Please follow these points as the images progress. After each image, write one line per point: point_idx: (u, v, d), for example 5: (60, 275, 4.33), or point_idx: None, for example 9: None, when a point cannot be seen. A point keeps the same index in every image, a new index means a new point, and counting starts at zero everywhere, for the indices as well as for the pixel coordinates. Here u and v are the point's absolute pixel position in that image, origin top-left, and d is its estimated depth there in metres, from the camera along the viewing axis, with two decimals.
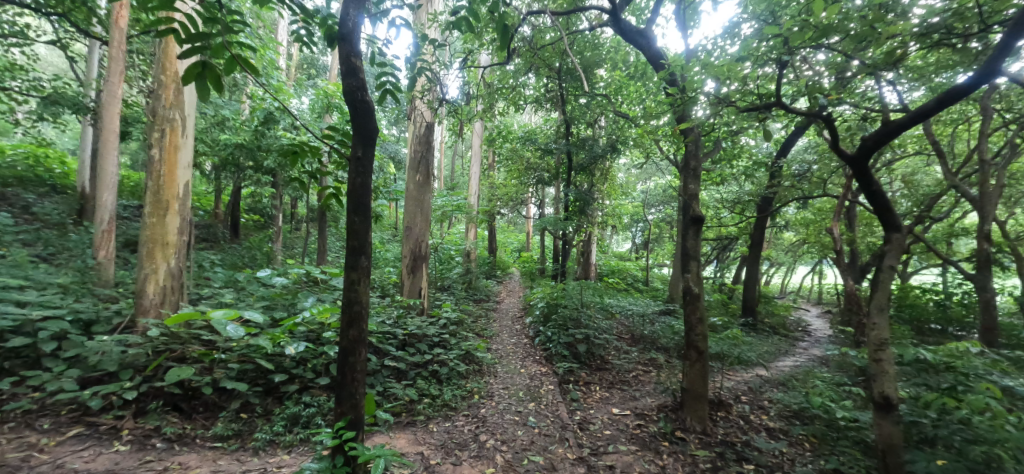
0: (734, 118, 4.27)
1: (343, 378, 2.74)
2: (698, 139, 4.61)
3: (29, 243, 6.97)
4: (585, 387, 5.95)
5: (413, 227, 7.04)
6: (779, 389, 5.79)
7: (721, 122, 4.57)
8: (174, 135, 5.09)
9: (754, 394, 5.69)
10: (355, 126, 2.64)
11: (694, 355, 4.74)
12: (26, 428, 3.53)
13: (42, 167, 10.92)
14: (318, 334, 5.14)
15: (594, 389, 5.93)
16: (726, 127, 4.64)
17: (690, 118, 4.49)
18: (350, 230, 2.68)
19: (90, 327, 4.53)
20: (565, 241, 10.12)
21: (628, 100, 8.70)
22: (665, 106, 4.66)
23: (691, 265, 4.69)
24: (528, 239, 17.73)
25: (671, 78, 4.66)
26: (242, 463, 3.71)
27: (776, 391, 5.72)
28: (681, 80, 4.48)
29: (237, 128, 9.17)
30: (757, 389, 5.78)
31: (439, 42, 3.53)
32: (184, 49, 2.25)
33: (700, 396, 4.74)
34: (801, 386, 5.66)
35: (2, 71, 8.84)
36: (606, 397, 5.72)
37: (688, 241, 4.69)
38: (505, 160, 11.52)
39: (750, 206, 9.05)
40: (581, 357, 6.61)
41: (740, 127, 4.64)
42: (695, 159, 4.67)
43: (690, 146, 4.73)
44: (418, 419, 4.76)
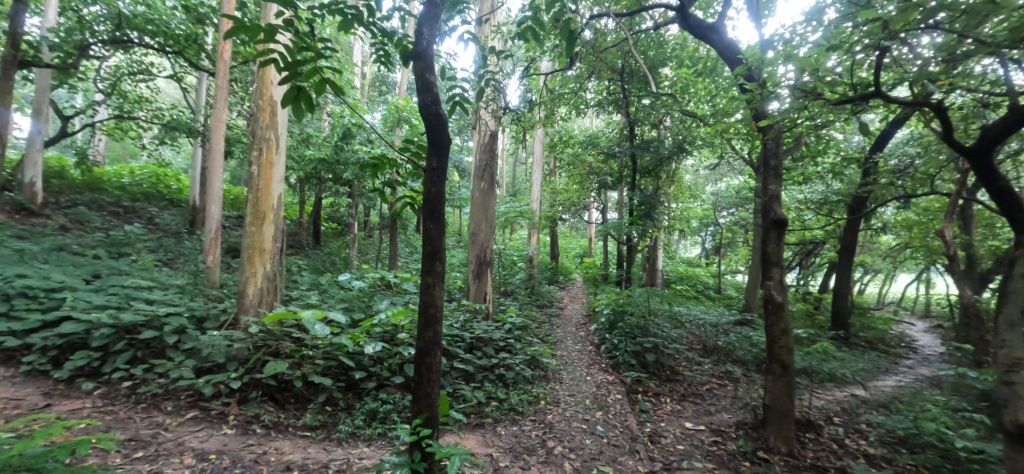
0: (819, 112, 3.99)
1: (420, 378, 2.87)
2: (779, 136, 4.36)
3: (155, 249, 8.04)
4: (655, 398, 5.79)
5: (479, 234, 7.19)
6: (879, 411, 5.25)
7: (804, 117, 4.27)
8: (269, 152, 5.63)
9: (848, 415, 5.21)
10: (429, 138, 2.78)
11: (778, 369, 4.45)
12: (154, 409, 4.06)
13: (162, 184, 12.53)
14: (393, 335, 5.42)
15: (664, 401, 5.75)
16: (809, 121, 4.35)
17: (769, 115, 4.27)
18: (426, 236, 2.81)
19: (203, 324, 5.11)
20: (630, 246, 9.89)
21: (696, 97, 8.39)
22: (740, 103, 4.46)
23: (773, 272, 4.42)
24: (590, 245, 17.52)
25: (749, 74, 4.45)
26: (328, 452, 3.99)
27: (876, 413, 5.18)
28: (759, 75, 4.28)
29: (320, 144, 9.93)
30: (852, 410, 5.28)
31: (503, 52, 3.59)
32: (283, 77, 2.50)
33: (786, 413, 4.43)
34: (906, 409, 5.07)
35: (132, 104, 10.26)
36: (678, 410, 5.53)
37: (769, 245, 4.42)
38: (568, 166, 11.48)
39: (839, 207, 8.32)
40: (650, 367, 6.45)
41: (828, 121, 4.31)
42: (775, 158, 4.41)
43: (769, 144, 4.48)
44: (486, 422, 4.88)
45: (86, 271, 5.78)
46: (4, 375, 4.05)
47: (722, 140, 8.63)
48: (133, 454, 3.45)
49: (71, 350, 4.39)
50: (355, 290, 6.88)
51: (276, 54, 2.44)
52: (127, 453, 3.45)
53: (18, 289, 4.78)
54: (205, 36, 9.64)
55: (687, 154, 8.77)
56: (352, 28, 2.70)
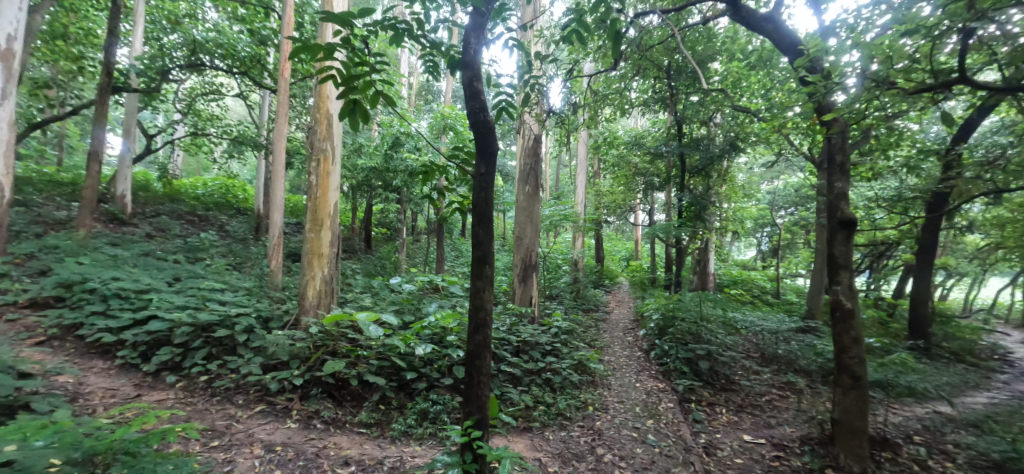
0: (892, 103, 3.71)
1: (471, 380, 2.94)
2: (846, 129, 4.09)
3: (225, 253, 8.70)
4: (709, 408, 5.59)
5: (524, 238, 7.22)
6: (968, 430, 4.75)
7: (874, 109, 3.99)
8: (325, 163, 5.95)
9: (933, 434, 4.74)
10: (477, 144, 2.86)
11: (848, 382, 4.11)
12: (228, 402, 4.39)
13: (230, 194, 13.51)
14: (442, 337, 5.56)
15: (720, 412, 5.54)
16: (879, 112, 4.06)
17: (833, 108, 4.03)
18: (475, 241, 2.89)
19: (268, 324, 5.47)
20: (680, 249, 9.60)
21: (748, 92, 8.06)
22: (799, 96, 4.25)
23: (841, 276, 4.14)
24: (636, 248, 17.19)
25: (811, 65, 4.24)
26: (383, 449, 4.16)
27: (965, 434, 4.69)
28: (822, 66, 4.06)
29: (371, 153, 10.35)
30: (938, 429, 4.80)
31: (547, 56, 3.62)
32: (341, 91, 2.65)
33: (859, 429, 4.10)
34: (1004, 433, 4.55)
35: (204, 122, 11.14)
36: (735, 422, 5.31)
37: (836, 247, 4.16)
38: (612, 167, 11.35)
39: (918, 203, 7.69)
40: (703, 374, 6.25)
41: (901, 111, 4.01)
42: (841, 153, 4.16)
43: (833, 138, 4.24)
44: (534, 426, 4.91)
45: (168, 275, 6.33)
46: (102, 367, 4.51)
47: (778, 135, 8.22)
48: (210, 443, 3.74)
49: (156, 346, 4.82)
50: (405, 292, 7.13)
51: (334, 69, 2.59)
52: (205, 442, 3.74)
53: (113, 290, 5.32)
54: (267, 56, 10.33)
55: (740, 152, 8.41)
56: (403, 42, 2.81)
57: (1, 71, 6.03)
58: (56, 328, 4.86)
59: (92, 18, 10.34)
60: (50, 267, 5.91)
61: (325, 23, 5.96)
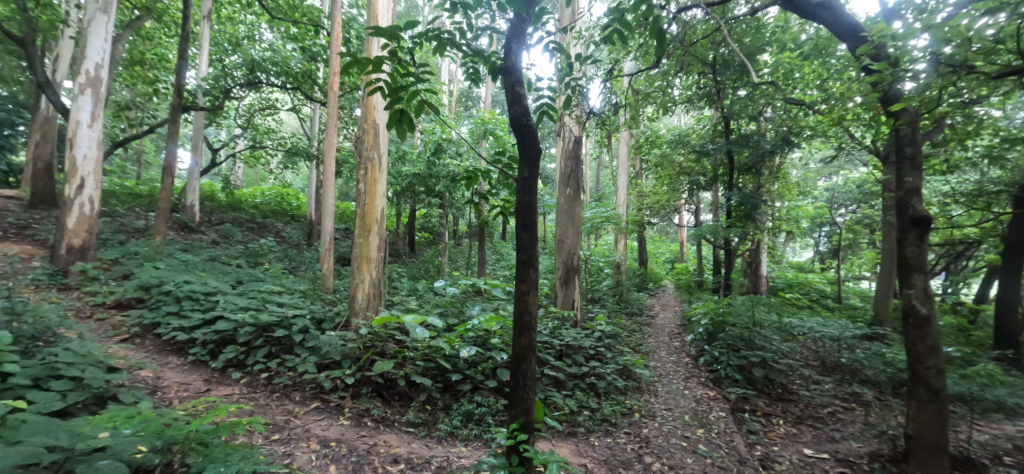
0: (969, 89, 3.41)
1: (517, 383, 2.98)
2: (916, 120, 3.81)
3: (281, 258, 9.19)
4: (764, 419, 5.36)
5: (566, 241, 7.20)
6: None
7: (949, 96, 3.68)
8: (373, 171, 6.19)
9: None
10: (521, 149, 2.90)
11: (924, 394, 3.82)
12: (286, 398, 4.64)
13: (285, 202, 14.27)
14: (485, 340, 5.65)
15: (776, 422, 5.30)
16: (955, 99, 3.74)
17: (900, 97, 3.75)
18: (520, 245, 2.93)
19: (322, 325, 5.75)
20: (729, 250, 9.25)
21: (801, 83, 7.69)
22: (860, 87, 4.00)
23: (913, 278, 3.85)
24: (682, 250, 16.71)
25: (875, 53, 3.96)
26: (430, 449, 4.26)
27: None
28: (887, 52, 3.76)
29: (414, 160, 10.63)
30: None
31: (588, 58, 3.60)
32: (388, 103, 2.77)
33: (937, 447, 3.79)
34: None
35: (261, 135, 11.84)
36: (794, 434, 5.06)
37: (906, 248, 3.88)
38: (655, 167, 11.12)
39: (1001, 198, 7.02)
40: (756, 381, 6.02)
41: (979, 98, 3.68)
42: (911, 145, 3.88)
43: (901, 130, 3.97)
44: (579, 431, 4.89)
45: (232, 278, 6.78)
46: (176, 363, 4.88)
47: (836, 128, 7.76)
48: (272, 437, 3.97)
49: (222, 345, 5.18)
50: (449, 295, 7.28)
51: (381, 82, 2.71)
52: (267, 435, 3.97)
53: (185, 293, 5.77)
54: (318, 71, 10.86)
55: (794, 147, 8.02)
56: (446, 52, 2.89)
57: (90, 95, 6.69)
58: (138, 327, 5.32)
59: (165, 44, 11.28)
60: (132, 271, 6.48)
61: (372, 37, 6.22)
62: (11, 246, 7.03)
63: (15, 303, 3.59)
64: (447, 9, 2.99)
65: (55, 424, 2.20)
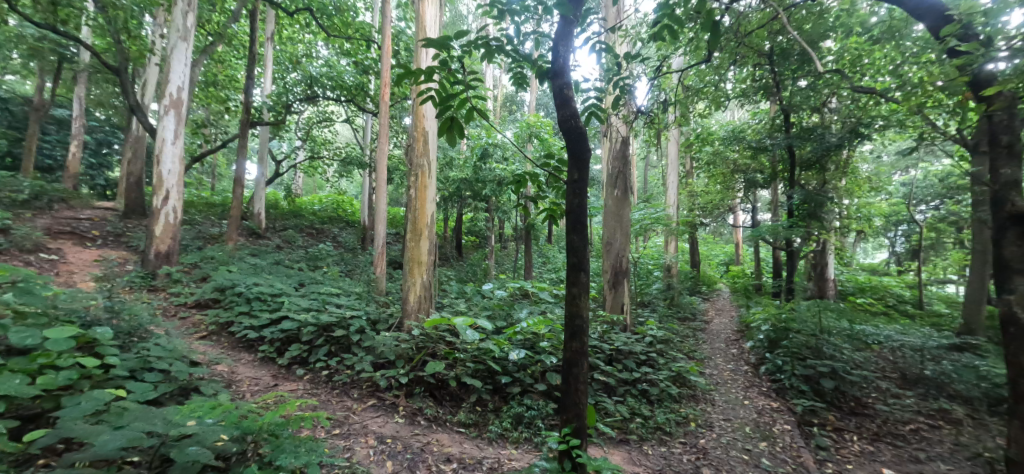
0: None
1: (569, 387, 2.97)
2: (1012, 105, 3.44)
3: (339, 261, 9.64)
4: (834, 432, 5.05)
5: (614, 243, 7.09)
6: None
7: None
8: (423, 177, 6.38)
9: None
10: (570, 152, 2.91)
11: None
12: (345, 395, 4.87)
13: (341, 209, 14.96)
14: (533, 343, 5.68)
15: (848, 436, 4.97)
16: None
17: (992, 79, 3.41)
18: (570, 248, 2.93)
19: (377, 326, 5.98)
20: (791, 251, 8.76)
21: (871, 69, 7.14)
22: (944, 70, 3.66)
23: (1011, 282, 3.50)
24: (738, 251, 16.00)
25: (963, 32, 3.61)
26: (481, 449, 4.33)
27: None
28: (977, 31, 3.44)
29: (461, 166, 10.86)
30: None
31: (636, 56, 3.54)
32: (439, 112, 2.86)
33: None
34: None
35: (318, 145, 12.48)
36: (869, 450, 4.72)
37: (1004, 248, 3.52)
38: (707, 165, 10.72)
39: None
40: (824, 391, 5.68)
41: None
42: (1009, 132, 3.53)
43: (994, 116, 3.60)
44: (631, 438, 4.80)
45: (295, 281, 7.21)
46: (248, 359, 5.24)
47: (914, 117, 7.14)
48: (334, 431, 4.19)
49: (287, 343, 5.51)
50: (497, 298, 7.37)
51: (431, 91, 2.80)
52: (329, 430, 4.18)
53: (254, 295, 6.21)
54: (370, 83, 11.34)
55: (864, 138, 7.47)
56: (495, 59, 2.94)
57: (174, 115, 7.32)
58: (214, 325, 5.76)
59: (234, 65, 12.18)
60: (209, 274, 7.02)
61: (421, 48, 6.43)
62: (109, 251, 7.83)
63: (114, 302, 3.99)
64: (494, 16, 3.04)
65: (151, 411, 2.43)
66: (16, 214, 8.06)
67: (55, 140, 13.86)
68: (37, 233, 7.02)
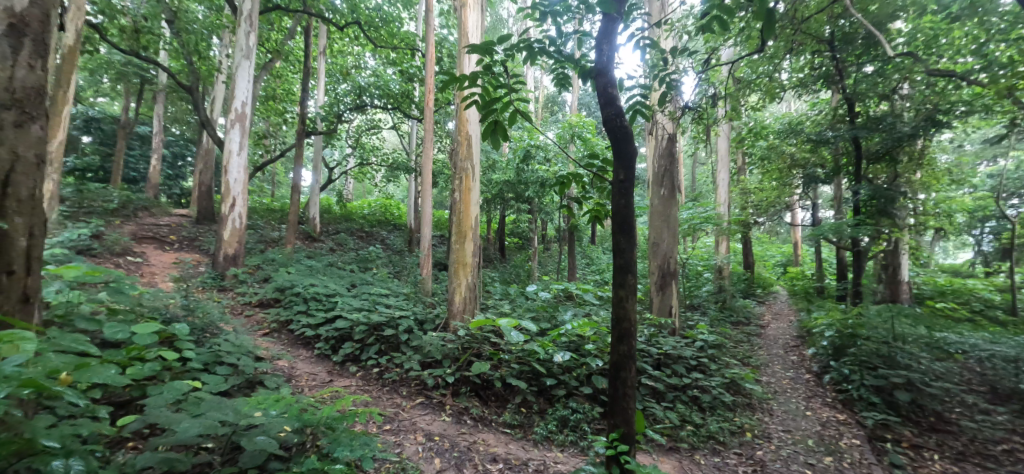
0: None
1: (616, 392, 2.95)
2: None
3: (388, 263, 9.97)
4: (907, 448, 4.70)
5: (661, 244, 6.94)
6: None
7: None
8: (467, 180, 6.51)
9: None
10: (615, 152, 2.89)
11: None
12: (395, 392, 5.04)
13: (389, 213, 15.46)
14: (578, 345, 5.65)
15: (923, 453, 4.61)
16: None
17: None
18: (616, 249, 2.91)
19: (424, 326, 6.16)
20: (858, 251, 8.18)
21: (950, 50, 6.57)
22: None
23: None
24: (796, 252, 15.17)
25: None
26: (527, 451, 4.36)
27: None
28: None
29: (504, 168, 10.96)
30: None
31: (683, 51, 3.45)
32: (483, 116, 2.91)
33: None
34: None
35: (368, 151, 12.96)
36: (949, 468, 4.35)
37: None
38: (762, 160, 10.26)
39: None
40: (898, 404, 5.27)
41: None
42: None
43: None
44: (682, 447, 4.68)
45: (347, 282, 7.54)
46: (306, 355, 5.53)
47: (1004, 101, 6.49)
48: (385, 427, 4.35)
49: (341, 341, 5.77)
50: (542, 300, 7.39)
51: (474, 96, 2.85)
52: (381, 425, 4.35)
53: (311, 295, 6.57)
54: (415, 89, 11.68)
55: (942, 127, 6.86)
56: (538, 61, 2.96)
57: (238, 128, 7.84)
58: (276, 322, 6.13)
59: (292, 78, 12.88)
60: (270, 275, 7.47)
61: (464, 54, 6.56)
62: (184, 255, 8.50)
63: (190, 301, 4.34)
64: (535, 18, 3.06)
65: (223, 402, 2.63)
66: (107, 221, 8.91)
67: (138, 154, 15.18)
68: (124, 238, 7.74)
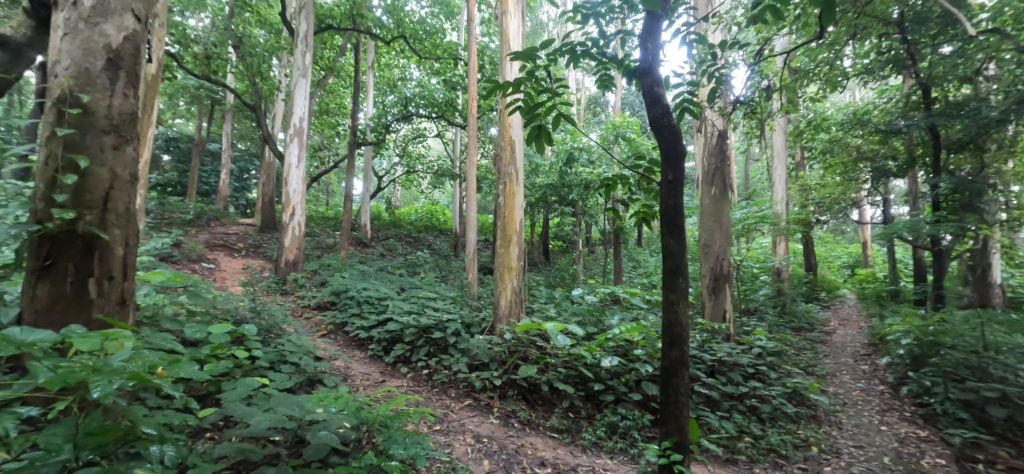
0: None
1: (668, 399, 2.90)
2: None
3: (437, 268, 10.20)
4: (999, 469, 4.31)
5: (713, 245, 6.71)
6: None
7: None
8: (511, 185, 6.57)
9: None
10: (663, 151, 2.85)
11: None
12: (444, 393, 5.17)
13: (435, 219, 15.85)
14: (627, 350, 5.57)
15: None
16: None
17: None
18: (666, 252, 2.87)
19: (471, 329, 6.28)
20: (938, 251, 7.79)
21: None
22: None
23: None
24: (865, 252, 14.17)
25: None
26: (575, 456, 4.35)
27: None
28: None
29: (547, 171, 10.98)
30: None
31: (733, 45, 3.33)
32: (527, 122, 2.95)
33: None
34: None
35: (415, 158, 13.34)
36: None
37: None
38: (824, 154, 9.69)
39: None
40: (991, 421, 4.85)
41: None
42: None
43: None
44: (740, 459, 4.51)
45: (397, 286, 7.81)
46: (360, 356, 5.79)
47: None
48: (436, 427, 4.47)
49: (392, 343, 5.98)
50: (588, 304, 7.33)
51: (517, 101, 2.89)
52: (432, 425, 4.48)
53: (364, 298, 6.87)
54: (459, 97, 11.93)
55: None
56: (581, 62, 2.95)
57: (296, 142, 8.31)
58: (332, 324, 6.45)
59: (344, 91, 13.50)
60: (326, 280, 7.86)
61: (507, 61, 6.64)
62: (251, 261, 9.12)
63: (257, 304, 4.65)
64: (577, 21, 3.07)
65: (289, 398, 2.81)
66: (185, 231, 9.70)
67: (209, 168, 16.41)
68: (199, 246, 8.41)
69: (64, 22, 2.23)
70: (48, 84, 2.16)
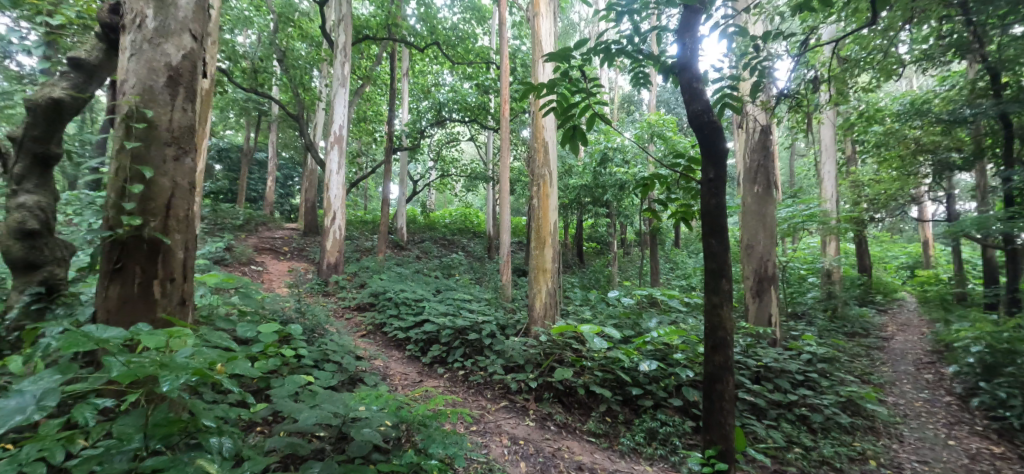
0: None
1: (711, 406, 2.83)
2: None
3: (472, 271, 10.30)
4: None
5: (756, 245, 6.49)
6: None
7: None
8: (544, 186, 6.58)
9: None
10: (704, 149, 2.80)
11: None
12: (480, 394, 5.22)
13: (469, 222, 16.02)
14: (665, 354, 5.47)
15: None
16: None
17: None
18: (709, 253, 2.80)
19: (506, 331, 6.32)
20: (1011, 250, 7.21)
21: None
22: None
23: None
24: (926, 252, 13.29)
25: None
26: (613, 462, 4.30)
27: None
28: None
29: (581, 172, 10.91)
30: None
31: (775, 37, 3.23)
32: (561, 124, 2.95)
33: None
34: None
35: (450, 162, 13.53)
36: None
37: None
38: (878, 147, 9.18)
39: None
40: None
41: None
42: None
43: None
44: (790, 470, 4.32)
45: (433, 287, 7.97)
46: (398, 355, 5.94)
47: None
48: (473, 427, 4.52)
49: (429, 344, 6.11)
50: (624, 307, 7.22)
51: (551, 102, 2.89)
52: (469, 426, 4.53)
53: (401, 299, 7.05)
54: (492, 101, 12.04)
55: None
56: (616, 60, 2.93)
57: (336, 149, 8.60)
58: (371, 325, 6.64)
59: (381, 98, 13.87)
60: (366, 282, 8.09)
61: (540, 62, 6.66)
62: (295, 263, 9.51)
63: (302, 304, 4.85)
64: (611, 20, 3.05)
65: (334, 395, 2.91)
66: (236, 235, 10.22)
67: (256, 176, 17.21)
68: (248, 250, 8.84)
69: (131, 43, 2.42)
70: (117, 102, 2.35)
